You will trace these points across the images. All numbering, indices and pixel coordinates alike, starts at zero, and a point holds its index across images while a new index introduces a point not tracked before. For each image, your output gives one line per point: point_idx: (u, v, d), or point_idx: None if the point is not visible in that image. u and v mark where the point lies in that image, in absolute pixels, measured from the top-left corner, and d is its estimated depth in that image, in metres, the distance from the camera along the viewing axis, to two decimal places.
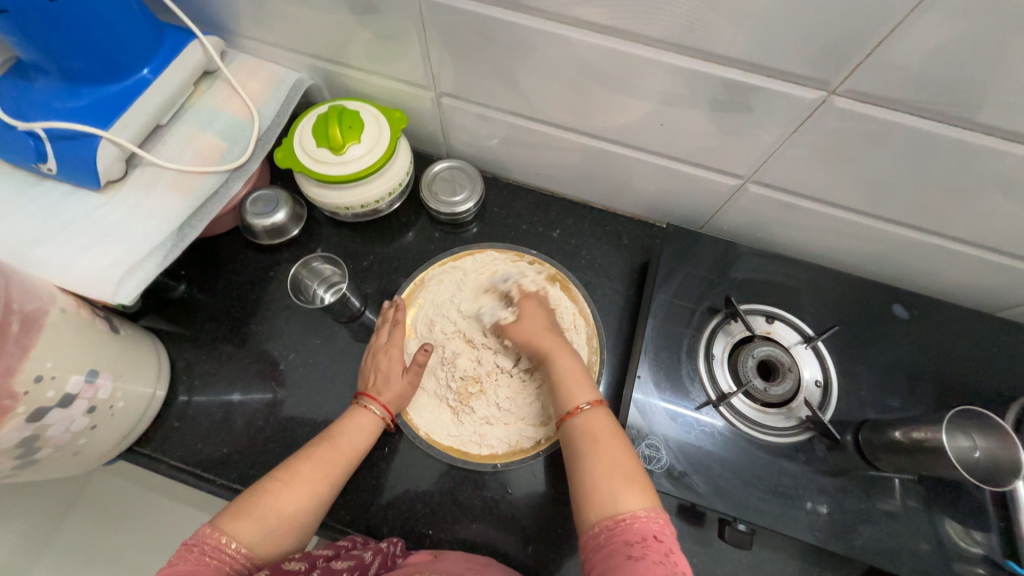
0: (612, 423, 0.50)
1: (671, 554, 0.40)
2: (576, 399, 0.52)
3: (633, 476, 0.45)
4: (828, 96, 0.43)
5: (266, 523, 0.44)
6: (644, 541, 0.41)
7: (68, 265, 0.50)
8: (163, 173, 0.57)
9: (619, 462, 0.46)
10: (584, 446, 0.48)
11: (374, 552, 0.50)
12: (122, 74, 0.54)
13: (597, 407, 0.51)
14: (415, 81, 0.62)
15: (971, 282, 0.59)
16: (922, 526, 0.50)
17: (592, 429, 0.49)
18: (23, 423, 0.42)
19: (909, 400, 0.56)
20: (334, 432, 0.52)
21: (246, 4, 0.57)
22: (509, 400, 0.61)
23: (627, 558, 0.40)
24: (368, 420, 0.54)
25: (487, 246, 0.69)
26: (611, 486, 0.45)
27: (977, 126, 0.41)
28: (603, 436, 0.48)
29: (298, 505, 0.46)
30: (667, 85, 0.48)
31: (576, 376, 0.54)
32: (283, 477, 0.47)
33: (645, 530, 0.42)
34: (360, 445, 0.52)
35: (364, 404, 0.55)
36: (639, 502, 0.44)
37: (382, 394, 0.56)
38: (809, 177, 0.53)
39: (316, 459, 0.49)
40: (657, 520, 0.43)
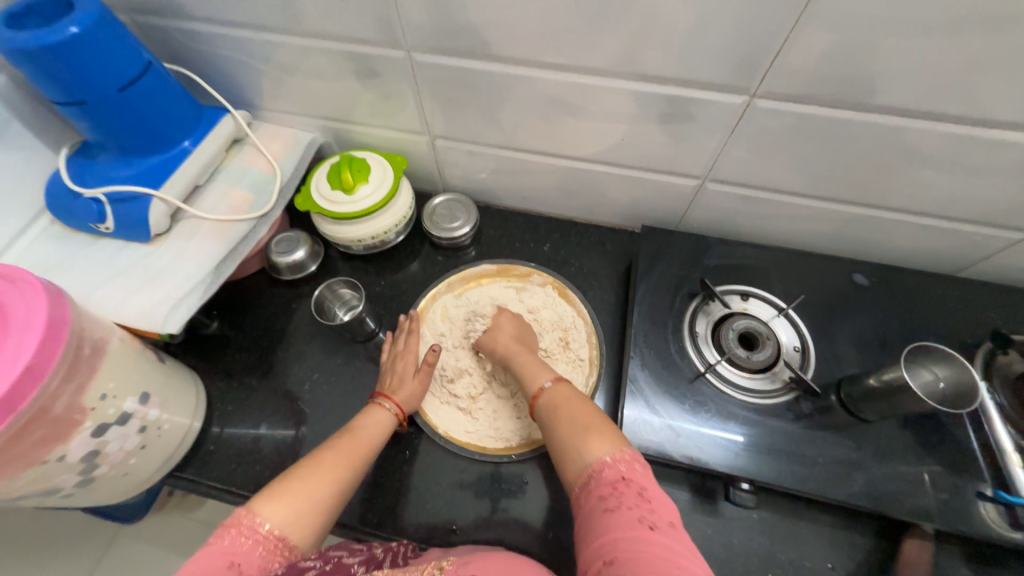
0: (574, 389, 0.55)
1: (646, 494, 0.42)
2: (539, 380, 0.58)
3: (598, 426, 0.49)
4: (751, 98, 0.52)
5: (295, 507, 0.48)
6: (616, 487, 0.43)
7: (125, 305, 0.58)
8: (201, 223, 0.66)
9: (584, 420, 0.50)
10: (550, 418, 0.53)
11: (385, 552, 0.52)
12: (168, 145, 0.65)
13: (557, 383, 0.56)
14: (411, 129, 0.72)
15: (920, 248, 0.66)
16: (916, 469, 0.53)
17: (554, 403, 0.54)
18: (88, 438, 0.48)
19: (884, 357, 0.60)
20: (353, 428, 0.58)
21: (268, 81, 0.69)
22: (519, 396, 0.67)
23: (605, 510, 0.42)
24: (383, 416, 0.60)
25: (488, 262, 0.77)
26: (576, 442, 0.48)
27: (875, 107, 0.50)
28: (563, 405, 0.53)
29: (323, 490, 0.50)
30: (621, 106, 0.58)
31: (537, 367, 0.59)
32: (308, 466, 0.52)
33: (615, 473, 0.44)
34: (376, 439, 0.58)
35: (380, 402, 0.61)
36: (604, 448, 0.47)
37: (398, 393, 0.62)
38: (756, 170, 0.62)
39: (340, 450, 0.54)
40: (625, 461, 0.45)
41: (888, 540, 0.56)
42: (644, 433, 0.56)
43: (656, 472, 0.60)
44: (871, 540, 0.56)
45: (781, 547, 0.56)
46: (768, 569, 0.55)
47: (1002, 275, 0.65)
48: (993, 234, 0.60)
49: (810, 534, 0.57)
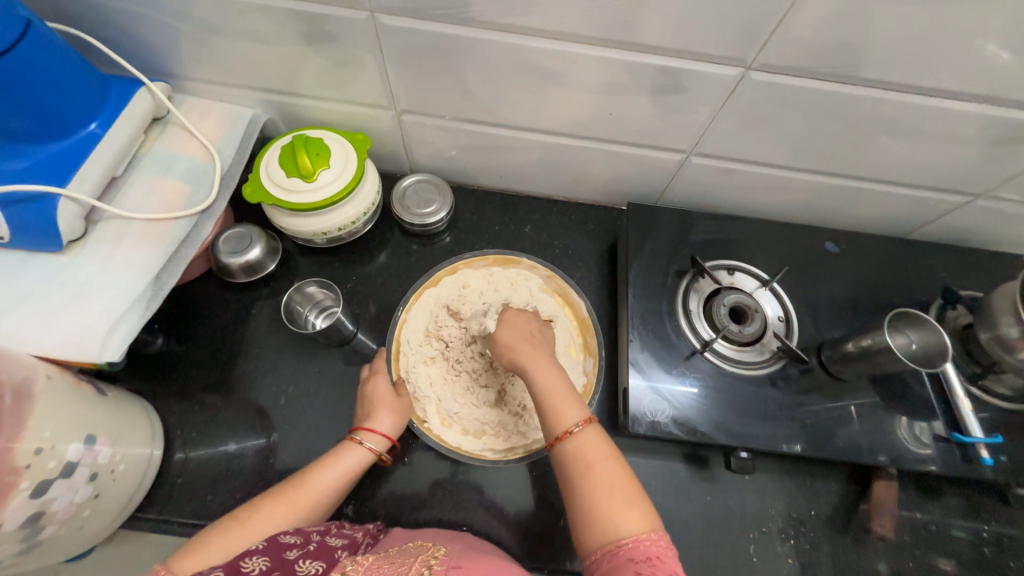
0: (604, 438, 0.51)
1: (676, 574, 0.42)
2: (567, 420, 0.51)
3: (633, 493, 0.47)
4: (746, 71, 0.51)
5: (211, 563, 0.46)
6: (650, 562, 0.42)
7: (45, 331, 0.48)
8: (129, 224, 0.55)
9: (616, 486, 0.47)
10: (580, 472, 0.48)
11: (363, 531, 0.53)
12: (70, 130, 0.53)
13: (588, 427, 0.51)
14: (373, 103, 0.64)
15: (879, 214, 0.70)
16: (886, 420, 0.59)
17: (586, 454, 0.49)
18: (27, 501, 0.40)
19: (854, 320, 0.65)
20: (308, 473, 0.53)
21: (190, 45, 0.57)
22: (486, 413, 0.64)
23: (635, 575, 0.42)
24: (351, 457, 0.55)
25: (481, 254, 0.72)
26: (612, 510, 0.46)
27: (861, 80, 0.50)
28: (598, 460, 0.49)
29: (247, 548, 0.48)
30: (612, 78, 0.54)
31: (559, 394, 0.53)
32: (241, 516, 0.50)
33: (649, 550, 0.43)
34: (330, 487, 0.53)
35: (361, 443, 0.56)
36: (639, 523, 0.45)
37: (377, 426, 0.57)
38: (740, 143, 0.61)
39: (286, 502, 0.51)
40: (659, 539, 0.44)
41: (859, 484, 0.62)
42: (648, 415, 0.57)
43: (657, 448, 0.62)
44: (846, 485, 0.62)
45: (772, 503, 0.61)
46: (763, 523, 0.60)
47: (946, 235, 0.72)
48: (944, 199, 0.65)
49: (796, 488, 0.62)
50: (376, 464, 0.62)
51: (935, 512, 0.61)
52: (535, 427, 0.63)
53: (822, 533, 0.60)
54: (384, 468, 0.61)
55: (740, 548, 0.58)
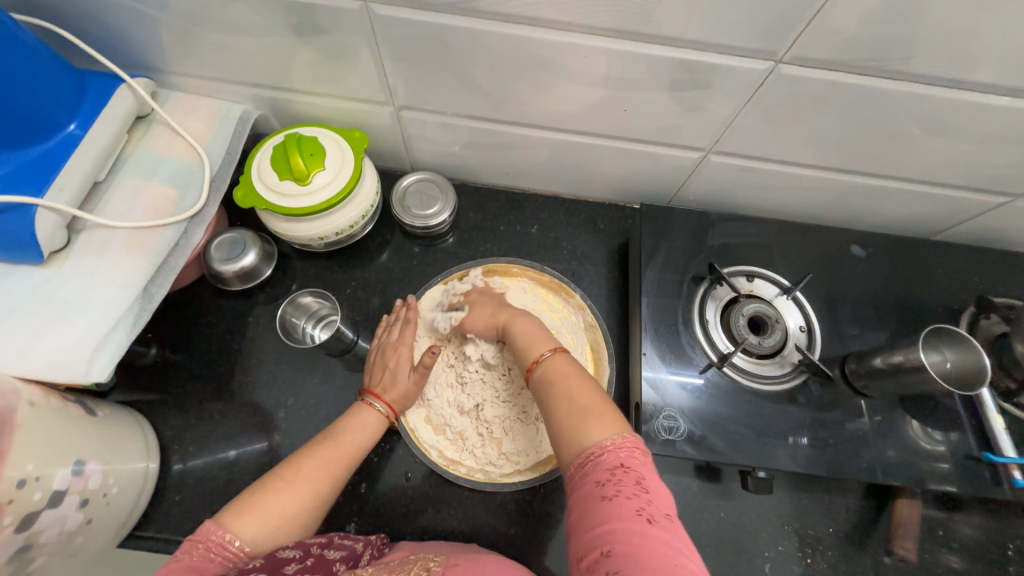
0: (573, 363, 0.50)
1: (645, 481, 0.38)
2: (536, 351, 0.52)
3: (599, 406, 0.44)
4: (776, 64, 0.46)
5: (270, 521, 0.44)
6: (614, 472, 0.38)
7: (27, 351, 0.45)
8: (113, 233, 0.52)
9: (583, 400, 0.45)
10: (551, 394, 0.47)
11: (363, 544, 0.50)
12: (47, 132, 0.49)
13: (557, 354, 0.51)
14: (369, 98, 0.60)
15: (910, 215, 0.66)
16: (910, 436, 0.56)
17: (552, 377, 0.48)
18: (12, 535, 0.39)
19: (880, 329, 0.62)
20: (339, 430, 0.52)
21: (172, 38, 0.53)
22: (454, 419, 0.61)
23: (601, 498, 0.37)
24: (371, 415, 0.54)
25: (517, 262, 0.68)
26: (575, 420, 0.43)
27: (905, 75, 0.46)
28: (563, 377, 0.48)
29: (300, 504, 0.46)
30: (627, 73, 0.50)
31: (533, 334, 0.54)
32: (285, 475, 0.47)
33: (614, 460, 0.39)
34: (362, 444, 0.52)
35: (370, 402, 0.54)
36: (605, 432, 0.42)
37: (387, 392, 0.56)
38: (764, 141, 0.57)
39: (320, 458, 0.49)
40: (626, 442, 0.40)
41: (880, 501, 0.60)
42: (662, 433, 0.54)
43: (670, 463, 0.60)
44: (866, 501, 0.60)
45: (789, 520, 0.59)
46: (778, 541, 0.58)
47: (980, 236, 0.67)
48: (983, 200, 0.61)
49: (814, 504, 0.60)
50: (377, 480, 0.60)
51: (958, 529, 0.59)
52: (489, 458, 0.59)
53: (839, 551, 0.58)
54: (386, 485, 0.59)
55: (753, 566, 0.57)
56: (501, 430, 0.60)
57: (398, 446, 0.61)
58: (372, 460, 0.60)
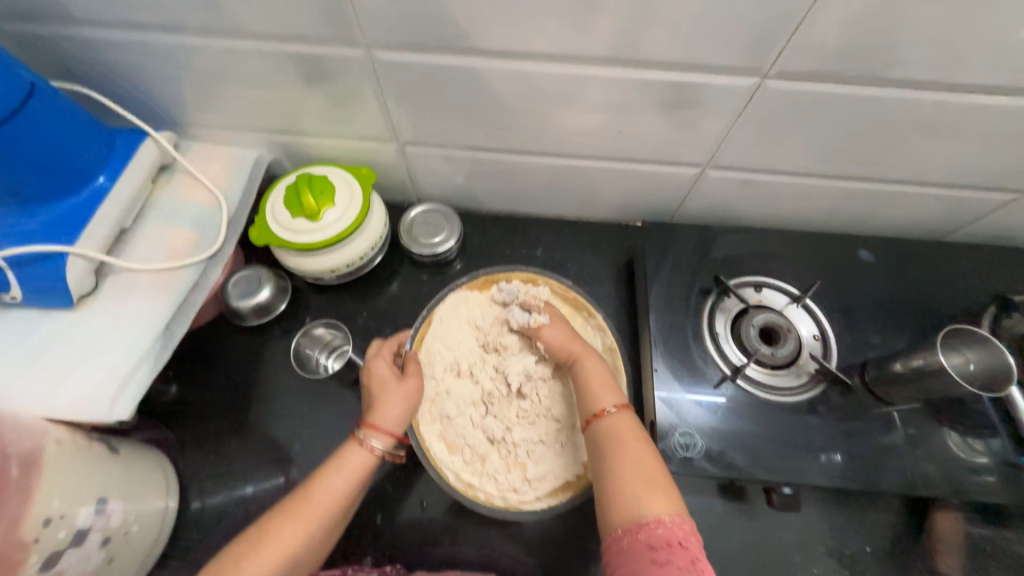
0: (637, 425, 0.49)
1: (698, 561, 0.39)
2: (602, 402, 0.51)
3: (660, 479, 0.44)
4: (762, 80, 0.48)
5: None
6: (670, 547, 0.40)
7: (55, 392, 0.47)
8: (137, 275, 0.55)
9: (645, 467, 0.45)
10: (611, 450, 0.47)
11: None
12: (79, 185, 0.53)
13: (623, 411, 0.50)
14: (376, 136, 0.63)
15: (916, 218, 0.66)
16: (940, 444, 0.54)
17: (617, 435, 0.48)
18: (37, 574, 0.40)
19: (898, 335, 0.60)
20: (313, 481, 0.48)
21: (193, 94, 0.58)
22: (475, 440, 0.59)
23: (652, 564, 0.39)
24: (357, 457, 0.50)
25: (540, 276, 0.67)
26: (636, 490, 0.43)
27: (890, 82, 0.47)
28: (631, 440, 0.47)
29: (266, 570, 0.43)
30: (619, 98, 0.52)
31: (602, 381, 0.53)
32: (252, 539, 0.45)
33: (670, 535, 0.40)
34: (337, 496, 0.48)
35: (366, 444, 0.50)
36: (664, 507, 0.42)
37: (381, 423, 0.52)
38: (760, 154, 0.58)
39: (291, 517, 0.46)
40: (684, 525, 0.41)
41: (916, 515, 0.57)
42: (678, 450, 0.53)
43: (690, 482, 0.58)
44: (902, 516, 0.57)
45: (819, 538, 0.56)
46: (811, 562, 0.55)
47: (991, 235, 0.66)
48: (990, 199, 0.60)
49: (846, 521, 0.57)
50: (392, 511, 0.59)
51: None
52: (512, 484, 0.57)
53: (879, 571, 0.54)
54: (401, 515, 0.59)
55: None
56: (524, 455, 0.59)
57: (412, 474, 0.61)
58: (388, 490, 0.60)
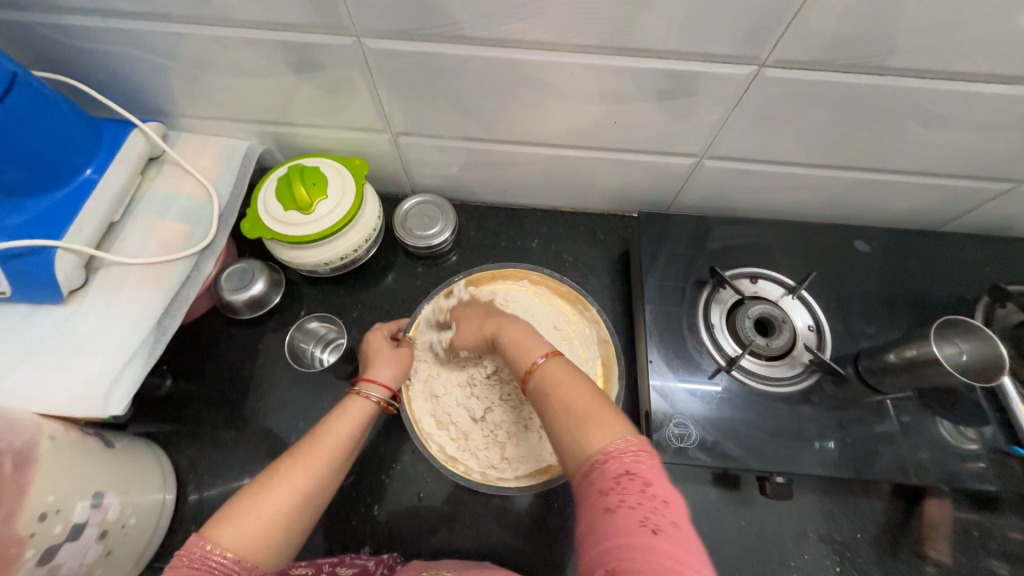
0: (571, 364, 0.44)
1: (652, 487, 0.34)
2: (530, 356, 0.45)
3: (601, 410, 0.39)
4: (759, 68, 0.47)
5: (252, 525, 0.40)
6: (619, 482, 0.34)
7: (47, 387, 0.47)
8: (129, 269, 0.54)
9: (582, 406, 0.39)
10: (546, 398, 0.42)
11: (377, 560, 0.53)
12: (65, 178, 0.52)
13: (550, 357, 0.44)
14: (368, 126, 0.62)
15: (914, 207, 0.65)
16: (932, 433, 0.54)
17: (548, 381, 0.42)
18: (35, 568, 0.40)
19: (893, 325, 0.60)
20: (318, 425, 0.48)
21: (180, 84, 0.56)
22: (460, 418, 0.61)
23: (605, 510, 0.33)
24: (356, 405, 0.51)
25: (534, 270, 0.69)
26: (574, 433, 0.38)
27: (888, 70, 0.46)
28: (564, 387, 0.41)
29: (281, 503, 0.42)
30: (614, 86, 0.51)
31: (524, 340, 0.48)
32: (263, 478, 0.43)
33: (618, 467, 0.35)
34: (344, 434, 0.48)
35: (363, 393, 0.52)
36: (607, 437, 0.37)
37: (378, 377, 0.54)
38: (757, 144, 0.58)
39: (299, 455, 0.45)
40: (631, 447, 0.36)
41: (908, 502, 0.58)
42: (673, 440, 0.54)
43: (684, 472, 0.59)
44: (894, 503, 0.58)
45: (812, 526, 0.57)
46: (804, 550, 0.56)
47: (987, 224, 0.66)
48: (988, 188, 0.60)
49: (839, 509, 0.57)
50: (389, 501, 0.59)
51: (997, 530, 0.56)
52: (491, 461, 0.59)
53: (870, 557, 0.55)
54: (398, 505, 0.59)
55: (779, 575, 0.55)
56: (506, 435, 0.60)
57: (409, 466, 0.61)
58: (384, 480, 0.60)
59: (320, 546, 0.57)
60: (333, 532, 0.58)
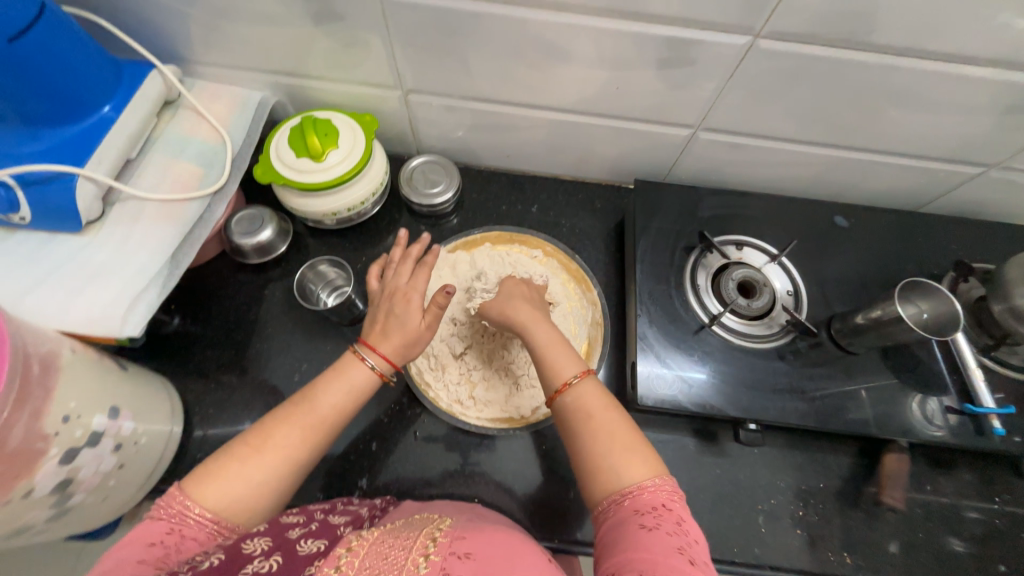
0: (602, 394, 0.51)
1: (683, 523, 0.42)
2: (565, 372, 0.52)
3: (635, 447, 0.47)
4: (754, 39, 0.50)
5: (233, 487, 0.44)
6: (655, 510, 0.42)
7: (67, 308, 0.49)
8: (144, 204, 0.56)
9: (618, 437, 0.47)
10: (581, 425, 0.49)
11: (368, 507, 0.52)
12: (85, 113, 0.53)
13: (586, 378, 0.51)
14: (380, 82, 0.64)
15: (891, 187, 0.70)
16: (893, 391, 0.59)
17: (585, 407, 0.49)
18: (57, 468, 0.43)
19: (865, 294, 0.65)
20: (313, 391, 0.50)
21: (199, 29, 0.58)
22: (441, 349, 0.65)
23: (641, 528, 0.41)
24: (356, 373, 0.52)
25: (546, 241, 0.72)
26: (614, 460, 0.46)
27: (872, 47, 0.49)
28: (597, 411, 0.49)
29: (264, 471, 0.45)
30: (618, 52, 0.54)
31: (558, 351, 0.53)
32: (250, 443, 0.46)
33: (655, 499, 0.43)
34: (339, 405, 0.50)
35: (362, 358, 0.52)
36: (643, 473, 0.45)
37: (381, 345, 0.53)
38: (749, 117, 0.61)
39: (289, 422, 0.48)
40: (665, 486, 0.44)
41: (868, 457, 0.62)
42: (662, 398, 0.57)
43: (665, 422, 0.63)
44: (856, 458, 0.62)
45: (781, 475, 0.61)
46: (772, 496, 0.60)
47: (957, 208, 0.71)
48: (960, 171, 0.64)
49: (805, 461, 0.62)
50: (387, 439, 0.63)
51: (945, 483, 0.61)
52: (458, 396, 0.64)
53: (830, 505, 0.60)
54: (395, 443, 0.63)
55: (747, 517, 0.59)
56: (479, 377, 0.65)
57: (406, 409, 0.65)
58: (383, 420, 0.64)
59: (320, 479, 0.60)
60: (331, 466, 0.61)
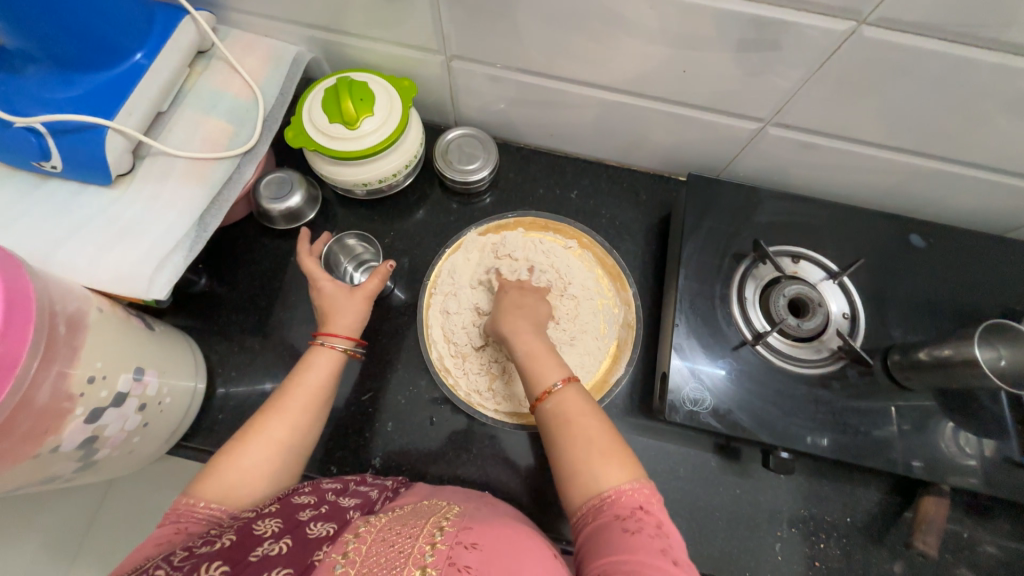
0: (584, 399, 0.48)
1: (663, 525, 0.40)
2: (549, 379, 0.49)
3: (615, 451, 0.44)
4: (859, 26, 0.43)
5: (232, 479, 0.44)
6: (636, 513, 0.40)
7: (96, 264, 0.49)
8: (174, 161, 0.55)
9: (596, 442, 0.44)
10: (560, 431, 0.46)
11: (379, 490, 0.51)
12: (117, 59, 0.51)
13: (569, 386, 0.48)
14: (423, 45, 0.59)
15: (980, 207, 0.62)
16: (947, 434, 0.54)
17: (564, 412, 0.47)
18: (83, 425, 0.43)
19: (929, 325, 0.59)
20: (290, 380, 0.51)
21: None
22: (461, 337, 0.64)
23: (624, 532, 0.39)
24: (324, 358, 0.52)
25: (582, 232, 0.68)
26: (591, 466, 0.43)
27: (1003, 45, 0.41)
28: (577, 416, 0.46)
29: (258, 456, 0.46)
30: (692, 29, 0.47)
31: (544, 358, 0.51)
32: (240, 436, 0.47)
33: (634, 501, 0.41)
34: (317, 389, 0.51)
35: (326, 345, 0.53)
36: (623, 476, 0.42)
37: (338, 329, 0.54)
38: (831, 115, 0.54)
39: (274, 409, 0.49)
40: (643, 489, 0.42)
41: (904, 496, 0.59)
42: (687, 401, 0.54)
43: (689, 436, 0.61)
44: (890, 495, 0.59)
45: (806, 504, 0.58)
46: (792, 523, 0.58)
47: None
48: None
49: (834, 492, 0.59)
50: (402, 421, 0.62)
51: (986, 533, 0.57)
52: (477, 386, 0.62)
53: (855, 540, 0.57)
54: (410, 426, 0.62)
55: (764, 542, 0.57)
56: (499, 369, 0.63)
57: (423, 392, 0.64)
58: (400, 401, 0.63)
59: (334, 452, 0.61)
60: (346, 441, 0.61)
